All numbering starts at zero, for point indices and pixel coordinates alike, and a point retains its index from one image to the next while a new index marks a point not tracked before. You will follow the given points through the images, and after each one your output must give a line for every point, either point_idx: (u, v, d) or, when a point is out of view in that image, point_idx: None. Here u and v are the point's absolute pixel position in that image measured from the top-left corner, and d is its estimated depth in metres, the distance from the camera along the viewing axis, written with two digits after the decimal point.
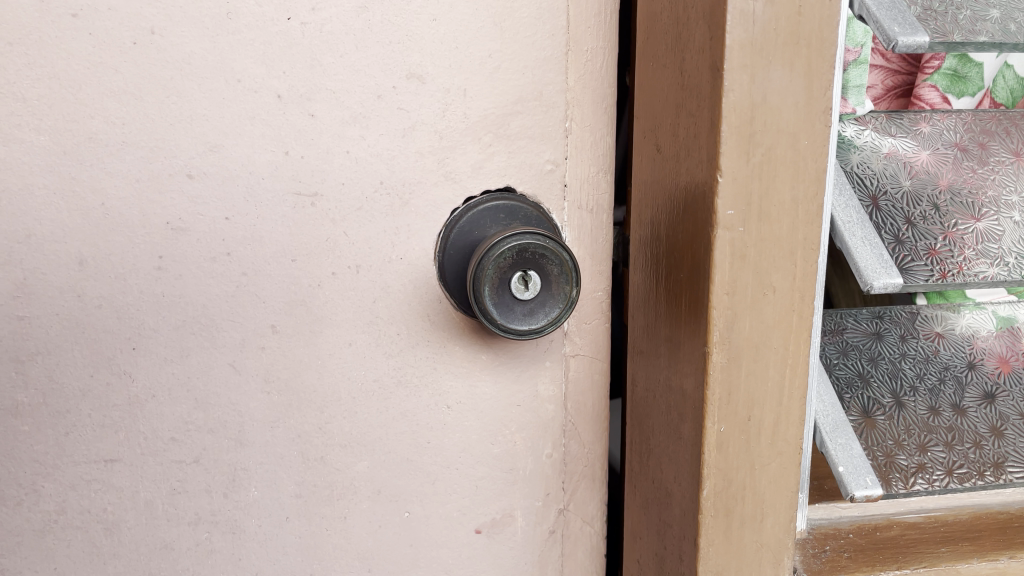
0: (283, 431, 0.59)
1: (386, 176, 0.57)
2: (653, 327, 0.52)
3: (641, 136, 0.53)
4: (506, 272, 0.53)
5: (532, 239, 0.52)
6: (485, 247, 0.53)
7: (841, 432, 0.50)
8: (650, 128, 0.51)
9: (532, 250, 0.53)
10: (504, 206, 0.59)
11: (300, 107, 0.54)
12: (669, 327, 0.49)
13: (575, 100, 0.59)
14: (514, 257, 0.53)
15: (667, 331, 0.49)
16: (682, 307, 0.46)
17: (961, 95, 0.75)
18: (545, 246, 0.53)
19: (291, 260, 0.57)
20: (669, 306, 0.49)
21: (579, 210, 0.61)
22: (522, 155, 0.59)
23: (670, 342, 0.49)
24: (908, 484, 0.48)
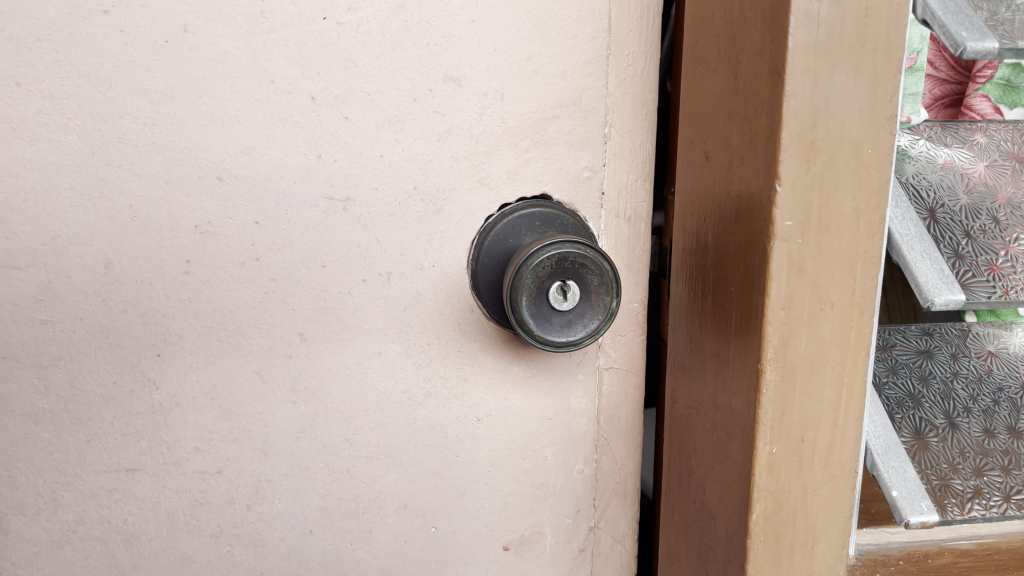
0: (308, 442, 0.57)
1: (420, 181, 0.55)
2: (698, 341, 0.50)
3: (686, 145, 0.51)
4: (544, 281, 0.51)
5: (571, 248, 0.51)
6: (523, 255, 0.51)
7: (894, 454, 0.48)
8: (697, 135, 0.49)
9: (572, 259, 0.51)
10: (540, 214, 0.57)
11: (334, 109, 0.53)
12: (716, 342, 0.47)
13: (615, 105, 0.57)
14: (553, 266, 0.51)
15: (714, 347, 0.47)
16: (733, 321, 0.44)
17: (1014, 106, 0.72)
18: (585, 255, 0.51)
19: (320, 266, 0.55)
20: (717, 321, 0.47)
21: (616, 218, 0.59)
22: (560, 161, 0.57)
23: (718, 358, 0.47)
24: (965, 511, 0.46)
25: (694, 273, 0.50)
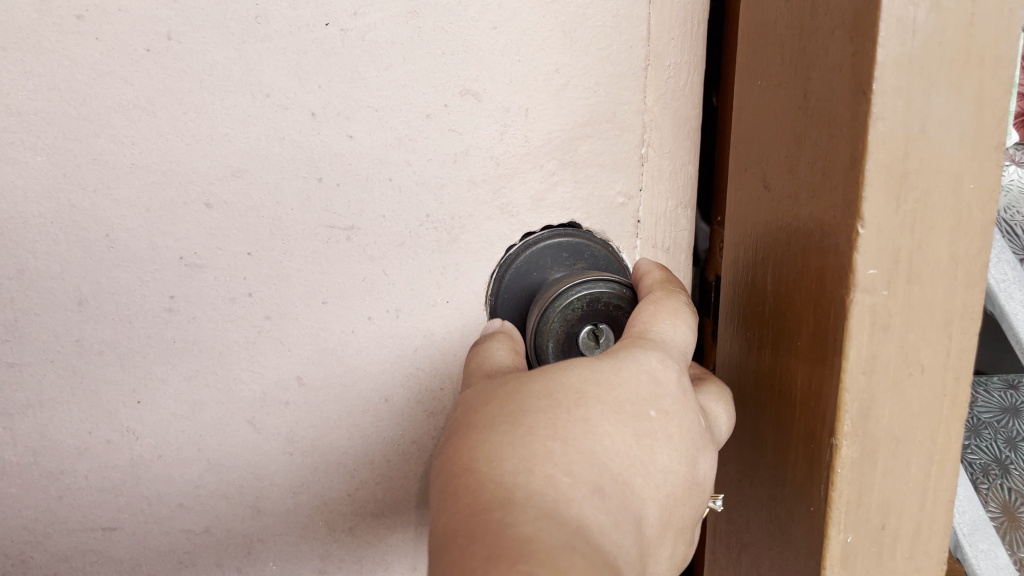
0: (307, 498, 0.51)
1: (434, 208, 0.49)
2: (752, 397, 0.43)
3: (738, 172, 0.45)
4: (574, 326, 0.45)
5: (605, 286, 0.45)
6: (549, 295, 0.45)
7: (982, 536, 0.45)
8: (753, 162, 0.42)
9: (604, 300, 0.45)
10: (568, 244, 0.52)
11: (336, 127, 0.47)
12: (775, 402, 0.40)
13: (653, 123, 0.51)
14: (583, 309, 0.44)
15: (771, 411, 0.41)
16: (797, 381, 0.38)
17: None
18: (620, 294, 0.45)
19: (320, 302, 0.49)
20: (777, 380, 0.40)
21: (653, 248, 0.53)
22: (592, 185, 0.51)
23: (776, 423, 0.40)
24: None
25: (748, 318, 0.44)
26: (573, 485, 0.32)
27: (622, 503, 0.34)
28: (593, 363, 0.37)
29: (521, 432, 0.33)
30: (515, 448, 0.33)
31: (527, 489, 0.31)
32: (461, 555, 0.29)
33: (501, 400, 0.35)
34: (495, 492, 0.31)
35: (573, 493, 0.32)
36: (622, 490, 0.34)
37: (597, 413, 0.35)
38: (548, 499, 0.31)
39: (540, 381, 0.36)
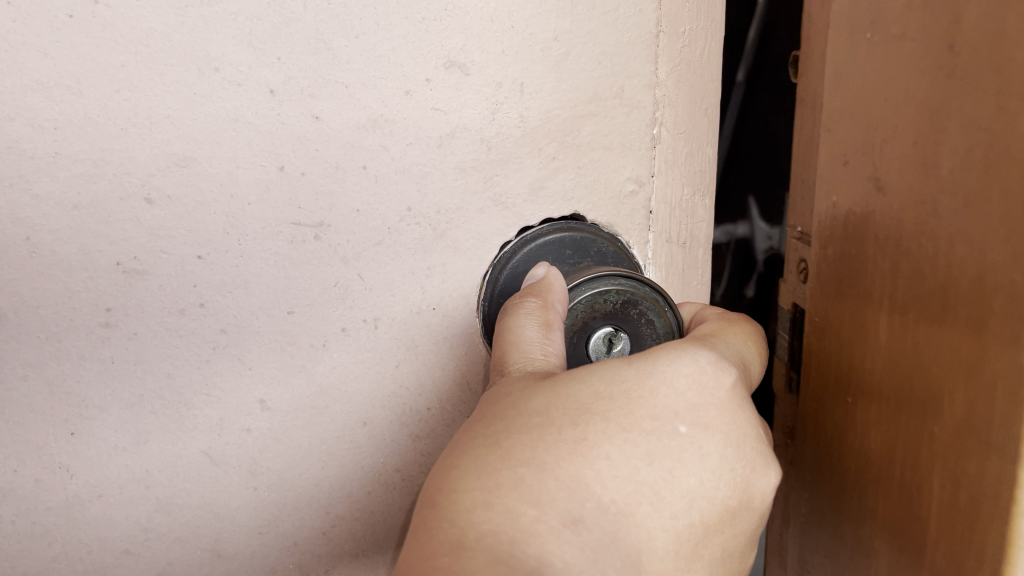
0: (275, 538, 0.44)
1: (416, 200, 0.42)
2: (857, 465, 0.33)
3: (832, 165, 0.34)
4: (590, 324, 0.40)
5: (648, 293, 0.40)
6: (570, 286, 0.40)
7: None
8: (863, 155, 0.31)
9: (639, 308, 0.40)
10: (571, 240, 0.45)
11: (300, 106, 0.40)
12: (897, 480, 0.30)
13: (667, 98, 0.45)
14: (609, 310, 0.40)
15: (889, 496, 0.31)
16: (942, 460, 0.27)
17: None
18: (661, 310, 0.40)
19: (285, 312, 0.42)
20: (902, 458, 0.30)
21: (667, 241, 0.47)
22: (598, 170, 0.44)
23: (896, 509, 0.30)
24: None
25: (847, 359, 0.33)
26: (539, 519, 0.28)
27: (611, 540, 0.28)
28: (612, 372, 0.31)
29: (493, 458, 0.29)
30: (479, 478, 0.28)
31: (481, 529, 0.27)
32: None
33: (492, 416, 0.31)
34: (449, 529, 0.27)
35: (538, 530, 0.27)
36: (618, 524, 0.29)
37: (596, 432, 0.29)
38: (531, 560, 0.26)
39: (538, 399, 0.31)
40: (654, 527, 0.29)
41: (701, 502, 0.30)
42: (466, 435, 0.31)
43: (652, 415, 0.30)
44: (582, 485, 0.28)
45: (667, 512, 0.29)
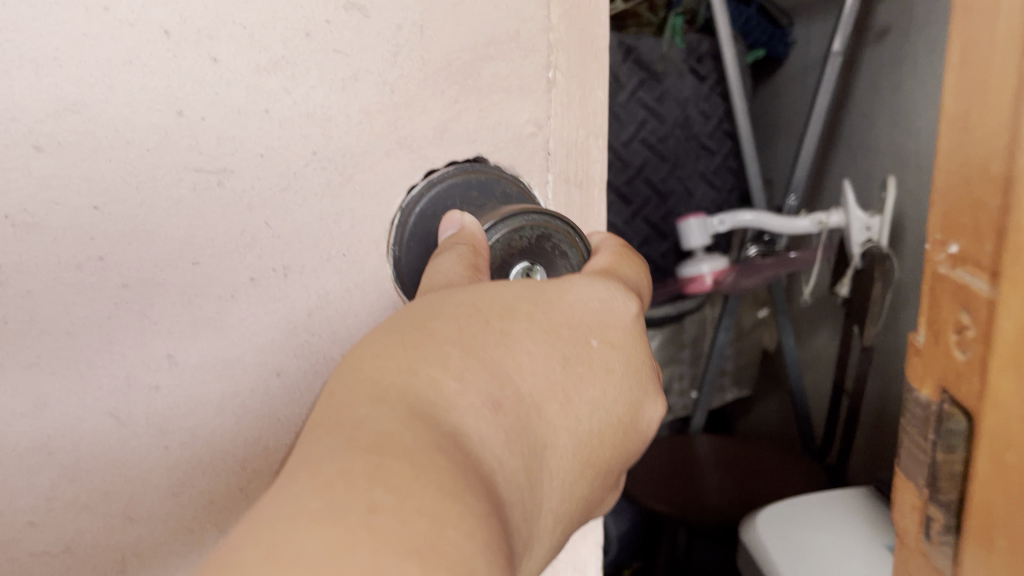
0: (190, 498, 0.43)
1: (321, 143, 0.42)
2: None
3: None
4: (510, 259, 0.43)
5: (561, 227, 0.44)
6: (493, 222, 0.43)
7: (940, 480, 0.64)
8: None
9: (553, 241, 0.44)
10: (476, 181, 0.48)
11: (197, 47, 0.38)
12: None
13: (560, 43, 0.48)
14: (527, 245, 0.43)
15: None
16: None
17: None
18: (571, 242, 0.44)
19: (190, 264, 0.40)
20: None
21: (565, 182, 0.51)
22: (500, 113, 0.47)
23: None
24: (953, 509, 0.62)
25: None
26: (462, 393, 0.28)
27: (522, 427, 0.30)
28: (536, 286, 0.34)
29: (420, 335, 0.30)
30: (405, 350, 0.29)
31: (404, 388, 0.27)
32: (316, 443, 0.25)
33: (417, 306, 0.32)
34: (372, 387, 0.27)
35: (458, 402, 0.28)
36: (531, 412, 0.31)
37: (519, 330, 0.32)
38: (452, 425, 0.27)
39: (465, 293, 0.32)
40: (558, 424, 0.32)
41: (597, 407, 0.34)
42: (391, 320, 0.31)
43: (570, 323, 0.34)
44: (505, 374, 0.30)
45: (571, 412, 0.32)
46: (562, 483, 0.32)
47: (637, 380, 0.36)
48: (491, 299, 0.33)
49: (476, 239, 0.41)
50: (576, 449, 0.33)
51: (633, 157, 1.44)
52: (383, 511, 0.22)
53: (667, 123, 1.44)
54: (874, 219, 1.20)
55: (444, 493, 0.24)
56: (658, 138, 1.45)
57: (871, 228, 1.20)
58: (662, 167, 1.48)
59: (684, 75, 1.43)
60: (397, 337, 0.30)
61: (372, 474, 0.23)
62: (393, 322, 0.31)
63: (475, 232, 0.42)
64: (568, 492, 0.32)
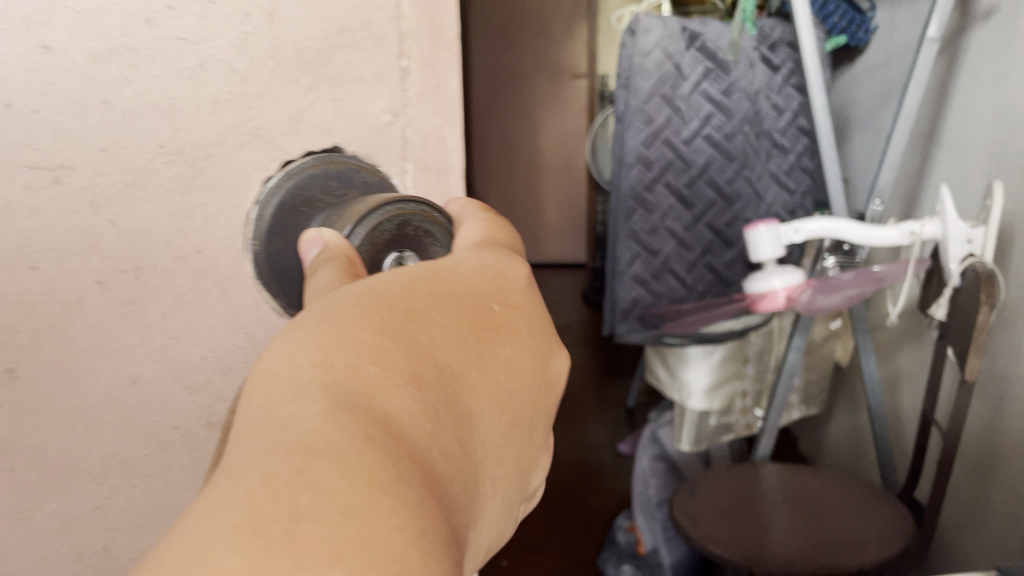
0: (43, 521, 0.40)
1: (171, 136, 0.40)
2: None
3: None
4: (382, 252, 0.45)
5: (417, 209, 0.46)
6: (360, 215, 0.44)
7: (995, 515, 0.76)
8: None
9: (413, 224, 0.46)
10: (336, 172, 0.48)
11: (24, 35, 0.35)
12: None
13: (413, 32, 0.49)
14: (392, 234, 0.45)
15: None
16: None
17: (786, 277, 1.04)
18: (430, 220, 0.47)
19: (29, 269, 0.37)
20: None
21: (424, 171, 0.53)
22: (355, 103, 0.47)
23: None
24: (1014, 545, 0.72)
25: None
26: (384, 375, 0.32)
27: (447, 396, 0.34)
28: (434, 268, 0.41)
29: (332, 326, 0.33)
30: (318, 341, 0.32)
31: (325, 376, 0.30)
32: (248, 447, 0.26)
33: (324, 302, 0.35)
34: (291, 381, 0.30)
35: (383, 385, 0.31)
36: (452, 382, 0.35)
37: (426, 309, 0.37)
38: (381, 408, 0.30)
39: (368, 282, 0.37)
40: (479, 392, 0.37)
41: (509, 367, 0.40)
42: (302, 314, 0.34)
43: (461, 289, 0.40)
44: (422, 354, 0.35)
45: (489, 376, 0.38)
46: (494, 444, 0.37)
47: (539, 336, 0.43)
48: (393, 281, 0.38)
49: (345, 248, 0.42)
50: (498, 410, 0.38)
51: (694, 155, 1.29)
52: (305, 518, 0.24)
53: (736, 118, 1.28)
54: (976, 228, 0.97)
55: (373, 487, 0.26)
56: (724, 135, 1.29)
57: (973, 239, 0.96)
58: (729, 167, 1.31)
59: (755, 64, 1.29)
60: (301, 333, 0.32)
61: (296, 476, 0.25)
62: (301, 318, 0.34)
63: (340, 242, 0.42)
64: (500, 462, 0.37)
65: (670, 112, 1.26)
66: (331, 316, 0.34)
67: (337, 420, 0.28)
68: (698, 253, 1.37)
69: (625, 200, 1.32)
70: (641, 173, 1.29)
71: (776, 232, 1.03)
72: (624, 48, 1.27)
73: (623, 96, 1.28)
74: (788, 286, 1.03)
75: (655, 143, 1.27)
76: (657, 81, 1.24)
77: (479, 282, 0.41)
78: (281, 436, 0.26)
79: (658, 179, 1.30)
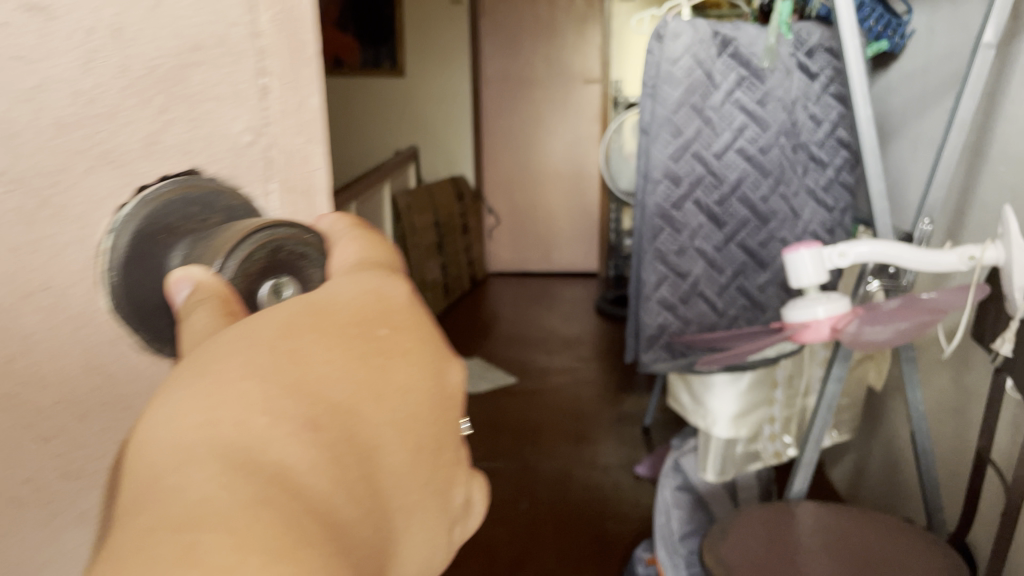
0: None
1: (10, 161, 0.41)
2: None
3: None
4: (256, 279, 0.50)
5: (291, 237, 0.51)
6: (230, 246, 0.48)
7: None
8: None
9: (288, 250, 0.51)
10: (196, 197, 0.50)
11: None
12: None
13: (271, 50, 0.53)
14: (266, 262, 0.50)
15: None
16: None
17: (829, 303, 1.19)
18: (306, 246, 0.52)
19: None
20: None
21: (289, 189, 0.57)
22: (213, 123, 0.50)
23: None
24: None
25: None
26: (272, 426, 0.40)
27: (340, 429, 0.42)
28: (313, 300, 0.47)
29: (216, 382, 0.41)
30: (205, 402, 0.40)
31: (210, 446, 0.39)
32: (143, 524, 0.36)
33: (206, 353, 0.43)
34: (181, 454, 0.38)
35: (267, 436, 0.40)
36: (349, 416, 0.43)
37: (305, 344, 0.44)
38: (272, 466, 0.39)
39: (241, 327, 0.44)
40: (373, 422, 0.44)
41: (405, 388, 0.46)
42: (176, 374, 0.42)
43: (339, 317, 0.47)
44: (313, 399, 0.42)
45: (383, 404, 0.45)
46: (399, 457, 0.45)
47: (432, 349, 0.49)
48: (271, 322, 0.45)
49: (218, 285, 0.47)
50: (400, 427, 0.45)
51: (727, 170, 1.64)
52: None
53: (764, 134, 1.64)
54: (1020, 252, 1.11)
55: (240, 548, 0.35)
56: (755, 151, 1.65)
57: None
58: (762, 184, 1.67)
59: (788, 76, 1.65)
60: (189, 393, 0.40)
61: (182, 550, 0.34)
62: (181, 376, 0.42)
63: (213, 279, 0.47)
64: (406, 475, 0.45)
65: (700, 125, 1.61)
66: (210, 368, 0.41)
67: (225, 480, 0.37)
68: (733, 272, 1.73)
69: (654, 218, 1.67)
70: (667, 191, 1.65)
71: (819, 253, 1.21)
72: (653, 58, 1.62)
73: (648, 108, 1.64)
74: (827, 314, 1.19)
75: (682, 157, 1.61)
76: (683, 95, 1.58)
77: (360, 309, 0.48)
78: (169, 506, 0.36)
79: (686, 195, 1.65)
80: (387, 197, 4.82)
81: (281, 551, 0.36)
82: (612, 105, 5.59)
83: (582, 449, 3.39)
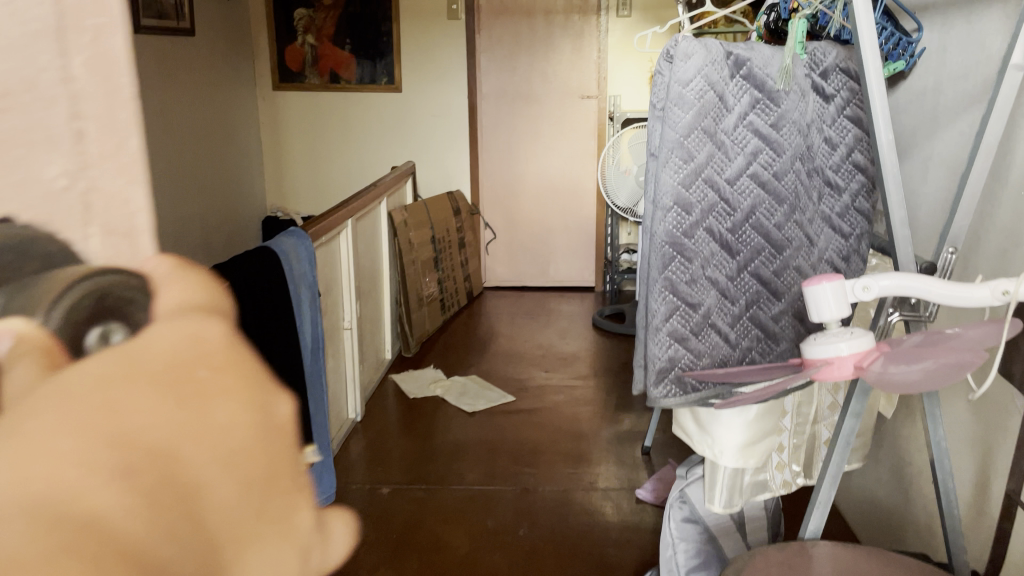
0: None
1: None
2: None
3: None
4: (84, 323, 0.76)
5: (107, 277, 0.80)
6: (60, 282, 0.77)
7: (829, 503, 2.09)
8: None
9: (107, 295, 0.80)
10: (18, 232, 0.75)
11: None
12: None
13: (87, 92, 0.78)
14: (87, 306, 0.78)
15: None
16: None
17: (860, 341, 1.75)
18: (120, 285, 0.81)
19: None
20: None
21: (111, 227, 0.81)
22: (29, 150, 0.74)
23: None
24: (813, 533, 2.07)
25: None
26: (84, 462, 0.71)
27: (153, 461, 0.76)
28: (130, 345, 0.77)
29: (21, 419, 0.70)
30: (25, 422, 0.70)
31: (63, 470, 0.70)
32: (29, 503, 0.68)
33: (44, 398, 0.71)
34: (31, 467, 0.69)
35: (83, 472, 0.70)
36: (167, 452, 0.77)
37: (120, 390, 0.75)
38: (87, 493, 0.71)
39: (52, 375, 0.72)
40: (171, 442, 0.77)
41: (212, 418, 0.81)
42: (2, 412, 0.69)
43: (152, 369, 0.78)
44: (126, 425, 0.75)
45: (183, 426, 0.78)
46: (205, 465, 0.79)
47: (230, 382, 0.83)
48: (90, 371, 0.74)
49: (36, 334, 0.74)
50: (205, 445, 0.80)
51: (739, 196, 2.11)
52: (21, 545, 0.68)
53: (785, 151, 2.12)
54: (1008, 287, 1.77)
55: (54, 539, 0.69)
56: (770, 174, 2.12)
57: (1006, 290, 1.76)
58: (776, 210, 2.14)
59: (804, 96, 2.15)
60: (47, 416, 0.70)
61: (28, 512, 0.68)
62: (20, 413, 0.70)
63: (33, 329, 0.74)
64: (228, 503, 0.81)
65: (712, 149, 2.06)
66: (33, 410, 0.70)
67: (49, 517, 0.69)
68: (744, 302, 2.19)
69: (664, 245, 2.07)
70: (677, 217, 2.07)
71: (834, 294, 1.74)
72: (666, 75, 2.04)
73: (660, 132, 2.03)
74: (850, 352, 1.72)
75: (694, 184, 2.05)
76: (697, 117, 2.02)
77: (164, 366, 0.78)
78: (39, 487, 0.69)
79: (699, 223, 2.09)
80: (387, 214, 6.56)
81: (86, 531, 0.71)
82: (608, 114, 7.92)
83: (577, 471, 4.89)
